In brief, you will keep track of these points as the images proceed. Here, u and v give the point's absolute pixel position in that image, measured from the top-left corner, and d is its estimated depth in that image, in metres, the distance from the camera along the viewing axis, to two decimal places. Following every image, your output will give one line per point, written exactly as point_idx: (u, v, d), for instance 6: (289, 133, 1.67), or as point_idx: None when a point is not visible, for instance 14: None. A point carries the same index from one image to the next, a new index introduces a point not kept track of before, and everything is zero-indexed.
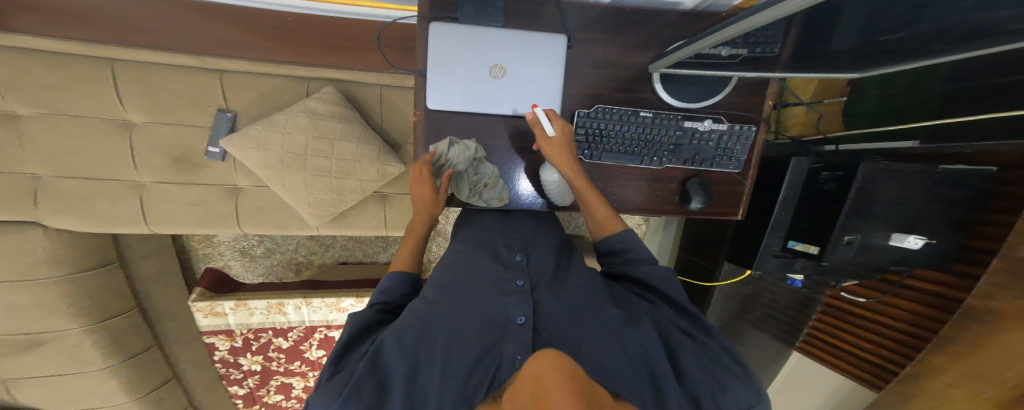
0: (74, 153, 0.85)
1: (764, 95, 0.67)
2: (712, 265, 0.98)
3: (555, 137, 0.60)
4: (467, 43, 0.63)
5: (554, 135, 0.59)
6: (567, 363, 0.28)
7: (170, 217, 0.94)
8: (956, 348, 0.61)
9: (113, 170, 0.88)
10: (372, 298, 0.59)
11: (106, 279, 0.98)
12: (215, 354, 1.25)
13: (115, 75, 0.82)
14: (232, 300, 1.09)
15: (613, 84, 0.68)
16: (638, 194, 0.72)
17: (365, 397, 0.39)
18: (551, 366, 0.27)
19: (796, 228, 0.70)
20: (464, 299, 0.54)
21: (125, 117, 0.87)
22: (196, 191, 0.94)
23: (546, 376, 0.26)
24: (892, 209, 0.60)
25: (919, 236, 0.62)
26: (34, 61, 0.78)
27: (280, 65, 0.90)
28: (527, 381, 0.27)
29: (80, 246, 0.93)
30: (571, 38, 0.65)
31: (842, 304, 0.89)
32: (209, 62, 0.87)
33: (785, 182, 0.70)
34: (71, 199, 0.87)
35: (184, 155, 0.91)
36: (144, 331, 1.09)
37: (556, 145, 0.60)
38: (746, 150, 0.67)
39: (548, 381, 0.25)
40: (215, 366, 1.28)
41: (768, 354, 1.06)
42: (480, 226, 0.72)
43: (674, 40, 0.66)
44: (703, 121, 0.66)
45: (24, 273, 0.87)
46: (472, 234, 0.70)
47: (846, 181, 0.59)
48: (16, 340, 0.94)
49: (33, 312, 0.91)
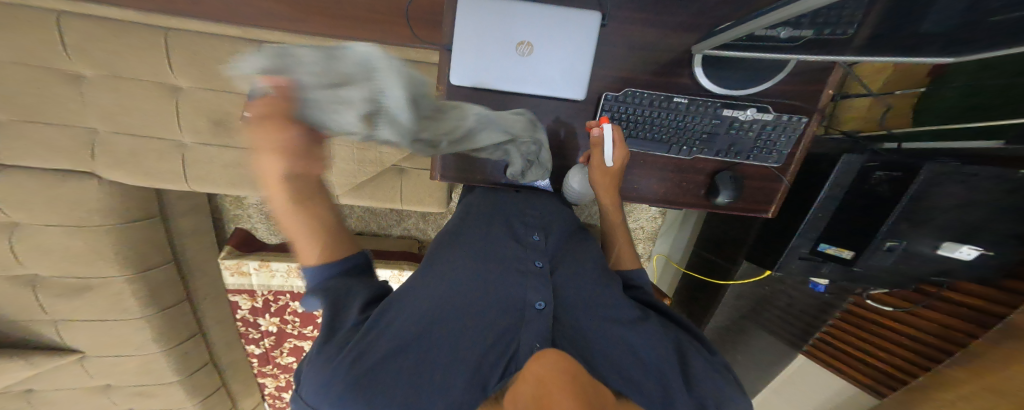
0: (129, 112, 0.92)
1: (824, 84, 0.61)
2: (729, 263, 0.93)
3: (612, 167, 0.61)
4: (504, 15, 0.62)
5: (612, 165, 0.60)
6: (559, 366, 0.34)
7: (207, 178, 1.00)
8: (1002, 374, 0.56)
9: (160, 129, 0.95)
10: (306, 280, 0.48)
11: (147, 233, 1.06)
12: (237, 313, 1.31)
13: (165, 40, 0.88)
14: (256, 260, 1.12)
15: (647, 67, 0.65)
16: (661, 184, 0.69)
17: (367, 364, 0.41)
18: (548, 368, 0.33)
19: (832, 230, 0.66)
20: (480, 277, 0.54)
21: (173, 81, 0.93)
22: (231, 155, 0.99)
23: (546, 377, 0.32)
24: (948, 217, 0.56)
25: (975, 247, 0.55)
26: (96, 24, 0.84)
27: (314, 36, 0.93)
28: (527, 378, 0.34)
29: (128, 200, 1.01)
30: (605, 16, 0.63)
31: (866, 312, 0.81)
32: (248, 32, 0.91)
33: (829, 181, 0.65)
34: (123, 155, 0.94)
35: (223, 119, 0.96)
36: (176, 285, 1.16)
37: (609, 173, 0.62)
38: (791, 143, 0.62)
39: (547, 380, 0.32)
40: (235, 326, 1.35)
41: (773, 356, 1.01)
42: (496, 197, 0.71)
43: (717, 23, 0.62)
44: (746, 110, 0.61)
45: (81, 220, 0.96)
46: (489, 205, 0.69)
47: (903, 184, 0.55)
48: (70, 283, 1.04)
49: (85, 258, 0.99)
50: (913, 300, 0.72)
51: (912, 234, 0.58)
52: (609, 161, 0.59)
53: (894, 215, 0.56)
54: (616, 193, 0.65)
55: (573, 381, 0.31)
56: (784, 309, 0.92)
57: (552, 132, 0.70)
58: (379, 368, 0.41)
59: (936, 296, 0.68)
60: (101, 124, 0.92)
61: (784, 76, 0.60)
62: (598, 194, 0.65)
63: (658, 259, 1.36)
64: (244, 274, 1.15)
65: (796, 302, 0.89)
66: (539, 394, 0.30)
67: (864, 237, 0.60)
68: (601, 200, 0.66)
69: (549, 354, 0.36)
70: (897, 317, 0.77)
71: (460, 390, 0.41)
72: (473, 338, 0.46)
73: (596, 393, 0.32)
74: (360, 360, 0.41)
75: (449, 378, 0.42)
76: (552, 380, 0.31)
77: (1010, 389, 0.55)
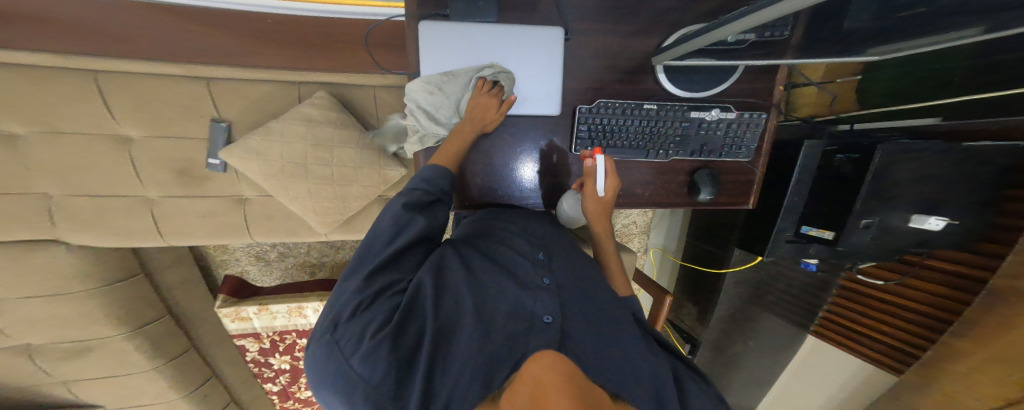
0: (83, 171, 0.86)
1: (774, 79, 0.64)
2: (722, 252, 0.97)
3: (604, 196, 0.62)
4: (466, 40, 0.60)
5: (604, 195, 0.61)
6: (557, 366, 0.38)
7: (183, 230, 0.96)
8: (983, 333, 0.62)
9: (121, 186, 0.90)
10: (413, 183, 0.57)
11: (135, 288, 1.04)
12: (246, 355, 1.32)
13: (103, 87, 0.81)
14: (255, 305, 1.13)
15: (615, 76, 0.66)
16: (645, 188, 0.69)
17: (391, 338, 0.43)
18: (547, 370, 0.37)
19: (812, 214, 0.69)
20: (499, 282, 0.55)
21: (122, 132, 0.86)
22: (205, 205, 0.95)
23: (546, 380, 0.35)
24: (907, 192, 0.59)
25: (940, 217, 0.60)
26: (19, 80, 0.76)
27: (268, 70, 0.87)
28: (525, 381, 0.37)
29: (106, 260, 0.98)
30: (569, 31, 0.62)
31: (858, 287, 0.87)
32: (193, 70, 0.84)
33: (798, 167, 0.68)
34: (87, 216, 0.90)
35: (187, 168, 0.91)
36: (179, 334, 1.16)
37: (601, 202, 0.63)
38: (757, 137, 0.64)
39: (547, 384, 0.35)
40: (248, 366, 1.36)
41: (781, 340, 1.07)
42: (494, 210, 0.69)
43: (678, 26, 0.63)
44: (710, 111, 0.64)
45: (63, 285, 0.94)
46: (488, 220, 0.67)
47: (863, 164, 0.58)
48: (69, 347, 1.03)
49: (76, 321, 0.98)
50: (901, 271, 0.77)
51: (883, 210, 0.61)
52: (602, 190, 0.60)
53: (863, 195, 0.59)
54: (608, 218, 0.67)
55: (569, 381, 0.34)
56: (783, 290, 1.00)
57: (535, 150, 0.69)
58: (398, 348, 0.43)
59: (918, 266, 0.74)
60: (54, 188, 0.86)
61: (737, 76, 0.63)
62: (591, 223, 0.67)
63: (654, 252, 1.40)
64: (245, 319, 1.16)
65: (792, 283, 0.97)
66: (535, 394, 0.34)
67: (841, 217, 0.63)
68: (595, 229, 0.68)
69: (544, 356, 0.40)
70: (888, 290, 0.82)
71: (464, 383, 0.40)
72: (483, 336, 0.45)
73: (589, 393, 0.36)
74: (381, 337, 0.43)
75: (457, 370, 0.42)
76: (550, 380, 0.35)
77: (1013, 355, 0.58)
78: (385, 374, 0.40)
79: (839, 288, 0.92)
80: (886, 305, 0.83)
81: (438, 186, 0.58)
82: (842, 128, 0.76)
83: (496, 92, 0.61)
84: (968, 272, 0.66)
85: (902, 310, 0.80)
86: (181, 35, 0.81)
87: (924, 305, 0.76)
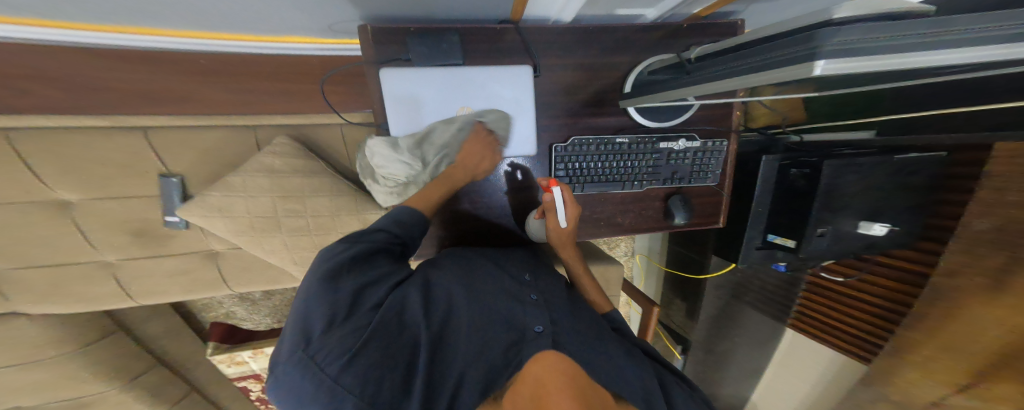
0: (22, 243, 0.79)
1: (732, 107, 0.66)
2: (700, 257, 1.03)
3: (566, 226, 0.60)
4: (433, 88, 0.55)
5: (566, 225, 0.60)
6: (562, 366, 0.41)
7: (155, 288, 0.92)
8: (929, 323, 0.71)
9: (74, 253, 0.83)
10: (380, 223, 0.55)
11: (116, 345, 1.01)
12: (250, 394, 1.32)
13: (18, 150, 0.70)
14: (250, 350, 1.14)
15: (584, 110, 0.63)
16: (624, 217, 0.71)
17: (377, 356, 0.43)
18: (551, 367, 0.41)
19: (775, 222, 0.72)
20: (487, 296, 0.56)
21: (58, 197, 0.77)
22: (173, 264, 0.90)
23: (549, 376, 0.39)
24: (857, 203, 0.63)
25: (885, 223, 0.65)
26: None
27: (213, 117, 0.79)
28: (527, 381, 0.40)
29: (75, 323, 0.94)
30: (537, 67, 0.58)
31: (821, 281, 0.97)
32: (124, 121, 0.75)
33: (758, 182, 0.70)
34: (42, 288, 0.84)
35: (144, 228, 0.85)
36: (177, 380, 1.14)
37: (565, 231, 0.62)
38: (722, 163, 0.67)
39: (549, 381, 0.39)
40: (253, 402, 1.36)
41: (766, 331, 1.14)
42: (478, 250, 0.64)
43: (643, 55, 0.60)
44: (678, 141, 0.64)
45: (36, 354, 0.90)
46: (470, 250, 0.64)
47: (815, 178, 0.61)
48: (60, 405, 1.00)
49: (61, 384, 0.96)
50: (858, 267, 0.87)
51: (836, 219, 0.64)
52: (564, 223, 0.58)
53: (817, 206, 0.62)
54: (573, 242, 0.66)
55: (570, 382, 0.38)
56: (757, 288, 1.11)
57: (508, 177, 0.66)
58: (388, 361, 0.43)
59: (871, 261, 0.83)
60: None
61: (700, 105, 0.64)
62: (557, 246, 0.67)
63: (640, 257, 1.41)
64: (242, 363, 1.16)
65: (766, 281, 1.08)
66: (539, 395, 0.37)
67: (800, 227, 0.65)
68: (563, 255, 0.69)
69: (547, 356, 0.43)
70: (851, 284, 0.90)
71: (465, 392, 0.43)
72: (477, 347, 0.48)
73: (593, 392, 0.40)
74: (368, 351, 0.43)
75: (453, 380, 0.44)
76: (550, 383, 0.38)
77: (959, 344, 0.66)
78: (380, 387, 0.41)
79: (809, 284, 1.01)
80: (847, 299, 0.91)
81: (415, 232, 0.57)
82: (795, 139, 0.79)
83: (491, 144, 0.58)
84: (910, 267, 0.74)
85: (860, 302, 0.88)
86: (89, 76, 0.67)
87: (882, 298, 0.83)
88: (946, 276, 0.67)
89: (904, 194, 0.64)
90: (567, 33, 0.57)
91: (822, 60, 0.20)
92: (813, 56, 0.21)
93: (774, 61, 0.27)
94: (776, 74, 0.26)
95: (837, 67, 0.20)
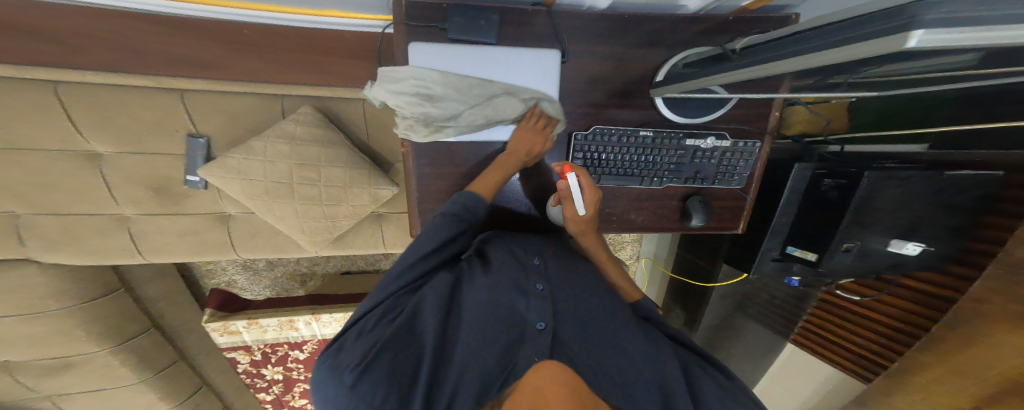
0: (46, 190, 0.81)
1: (767, 109, 0.65)
2: (711, 267, 1.00)
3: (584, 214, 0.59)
4: (463, 60, 0.55)
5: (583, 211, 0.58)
6: (563, 378, 0.35)
7: (164, 248, 0.94)
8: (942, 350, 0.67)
9: (94, 206, 0.85)
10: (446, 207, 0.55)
11: (116, 305, 1.01)
12: (238, 366, 1.29)
13: (61, 99, 0.74)
14: (244, 319, 1.12)
15: (612, 99, 0.64)
16: (640, 212, 0.69)
17: (381, 368, 0.43)
18: (550, 381, 0.34)
19: (796, 233, 0.69)
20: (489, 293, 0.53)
21: (90, 149, 0.81)
22: (187, 223, 0.92)
23: (546, 390, 0.33)
24: (892, 218, 0.60)
25: (916, 243, 0.62)
26: None
27: (245, 82, 0.81)
28: (527, 391, 0.35)
29: (79, 277, 0.94)
30: (566, 52, 0.59)
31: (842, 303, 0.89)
32: (164, 82, 0.78)
33: (786, 191, 0.67)
34: (56, 237, 0.86)
35: (164, 185, 0.87)
36: (167, 347, 1.13)
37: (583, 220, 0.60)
38: (749, 166, 0.65)
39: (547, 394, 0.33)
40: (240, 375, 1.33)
41: (766, 348, 1.07)
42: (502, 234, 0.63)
43: (677, 49, 0.61)
44: (705, 139, 0.64)
45: (35, 307, 0.90)
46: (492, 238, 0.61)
47: (850, 189, 0.58)
48: (49, 362, 1.00)
49: (52, 340, 0.95)
50: (878, 288, 0.82)
51: (865, 234, 0.61)
52: (581, 209, 0.57)
53: (847, 218, 0.59)
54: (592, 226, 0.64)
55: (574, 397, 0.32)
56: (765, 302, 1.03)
57: None
58: (395, 372, 0.44)
59: (893, 284, 0.78)
60: (18, 207, 0.81)
61: (731, 104, 0.63)
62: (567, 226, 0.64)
63: (647, 261, 1.38)
64: (234, 333, 1.15)
65: (776, 295, 1.00)
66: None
67: (824, 240, 0.63)
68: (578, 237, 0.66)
69: (547, 366, 0.37)
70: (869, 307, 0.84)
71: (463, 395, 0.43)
72: (478, 351, 0.47)
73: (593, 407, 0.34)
74: (373, 365, 0.42)
75: (452, 385, 0.44)
76: (552, 395, 0.33)
77: (966, 371, 0.64)
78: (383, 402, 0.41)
79: (823, 303, 0.94)
80: (868, 324, 0.84)
81: (473, 217, 0.56)
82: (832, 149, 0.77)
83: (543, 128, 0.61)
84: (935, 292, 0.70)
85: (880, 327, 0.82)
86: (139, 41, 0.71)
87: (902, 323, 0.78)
88: (972, 302, 0.62)
89: (942, 213, 0.61)
90: (601, 20, 0.59)
91: (920, 30, 0.16)
92: (906, 27, 0.17)
93: (856, 36, 0.23)
94: (854, 50, 0.23)
95: (934, 39, 0.17)
